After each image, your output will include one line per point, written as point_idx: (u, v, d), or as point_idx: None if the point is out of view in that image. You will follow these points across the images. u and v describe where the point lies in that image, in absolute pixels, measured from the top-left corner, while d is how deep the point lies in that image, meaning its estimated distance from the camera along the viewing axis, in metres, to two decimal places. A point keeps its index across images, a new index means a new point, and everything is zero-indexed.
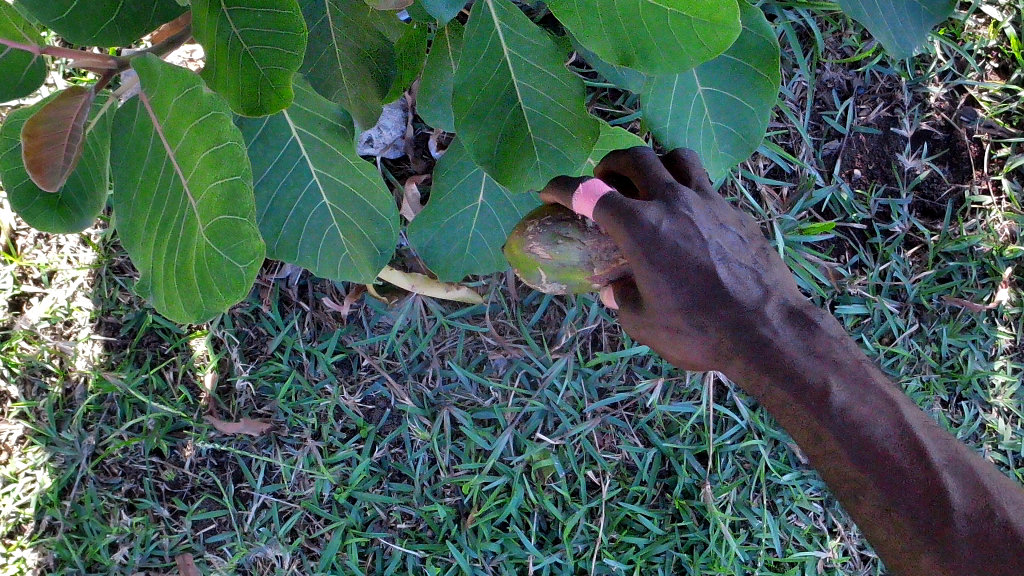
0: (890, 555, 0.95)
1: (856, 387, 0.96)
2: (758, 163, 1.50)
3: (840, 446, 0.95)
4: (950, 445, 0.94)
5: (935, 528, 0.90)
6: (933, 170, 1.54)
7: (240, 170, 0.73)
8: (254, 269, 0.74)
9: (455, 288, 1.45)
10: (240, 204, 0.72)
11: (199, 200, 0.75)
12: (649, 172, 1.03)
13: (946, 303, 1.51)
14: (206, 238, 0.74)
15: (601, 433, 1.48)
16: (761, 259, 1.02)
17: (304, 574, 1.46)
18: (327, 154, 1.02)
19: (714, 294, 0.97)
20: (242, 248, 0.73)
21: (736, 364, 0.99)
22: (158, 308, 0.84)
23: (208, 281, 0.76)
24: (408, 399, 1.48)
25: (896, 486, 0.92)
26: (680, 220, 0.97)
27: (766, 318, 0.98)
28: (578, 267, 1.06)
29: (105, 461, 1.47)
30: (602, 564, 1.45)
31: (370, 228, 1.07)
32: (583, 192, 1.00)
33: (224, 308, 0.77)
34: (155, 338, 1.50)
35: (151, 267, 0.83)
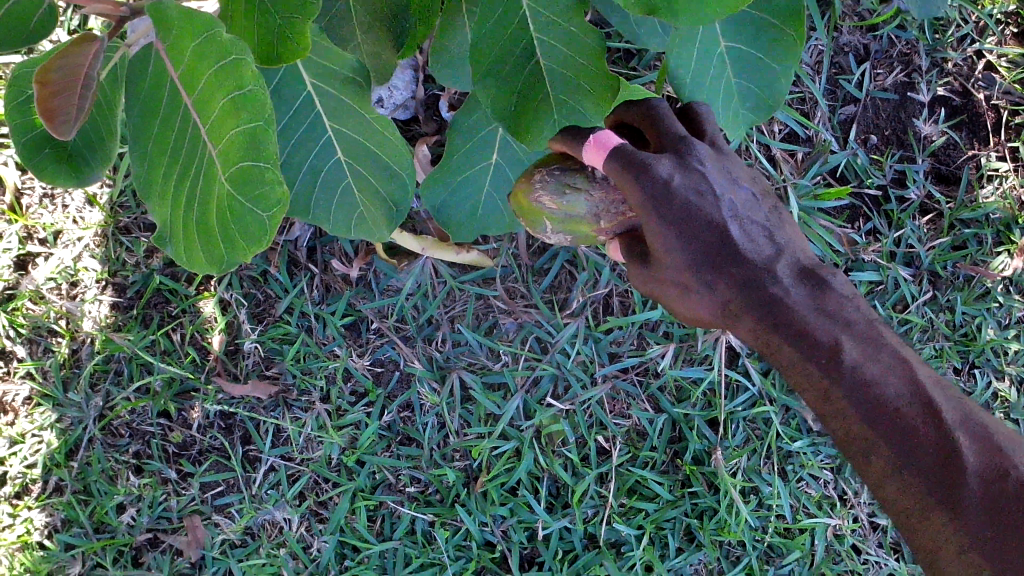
0: (899, 516, 0.94)
1: (867, 345, 0.96)
2: (774, 127, 1.48)
3: (849, 405, 0.94)
4: (961, 403, 0.94)
5: (946, 487, 0.89)
6: (950, 136, 1.53)
7: (263, 117, 0.73)
8: (276, 217, 0.75)
9: (465, 251, 1.44)
10: (263, 152, 0.73)
11: (219, 148, 0.75)
12: (663, 124, 1.02)
13: (961, 270, 1.50)
14: (229, 187, 0.75)
15: (611, 398, 1.47)
16: (772, 217, 1.02)
17: (313, 537, 1.45)
18: (341, 109, 1.01)
19: (724, 250, 0.96)
20: (265, 195, 0.74)
21: (746, 322, 0.98)
22: (178, 259, 0.85)
23: (230, 230, 0.77)
24: (417, 363, 1.47)
25: (906, 444, 0.92)
26: (692, 175, 0.96)
27: (777, 276, 0.97)
28: (586, 219, 1.08)
29: (113, 422, 1.46)
30: (612, 529, 1.44)
31: (385, 185, 1.06)
32: (595, 144, 1.00)
33: (245, 257, 0.78)
34: (162, 299, 1.48)
35: (170, 218, 0.83)
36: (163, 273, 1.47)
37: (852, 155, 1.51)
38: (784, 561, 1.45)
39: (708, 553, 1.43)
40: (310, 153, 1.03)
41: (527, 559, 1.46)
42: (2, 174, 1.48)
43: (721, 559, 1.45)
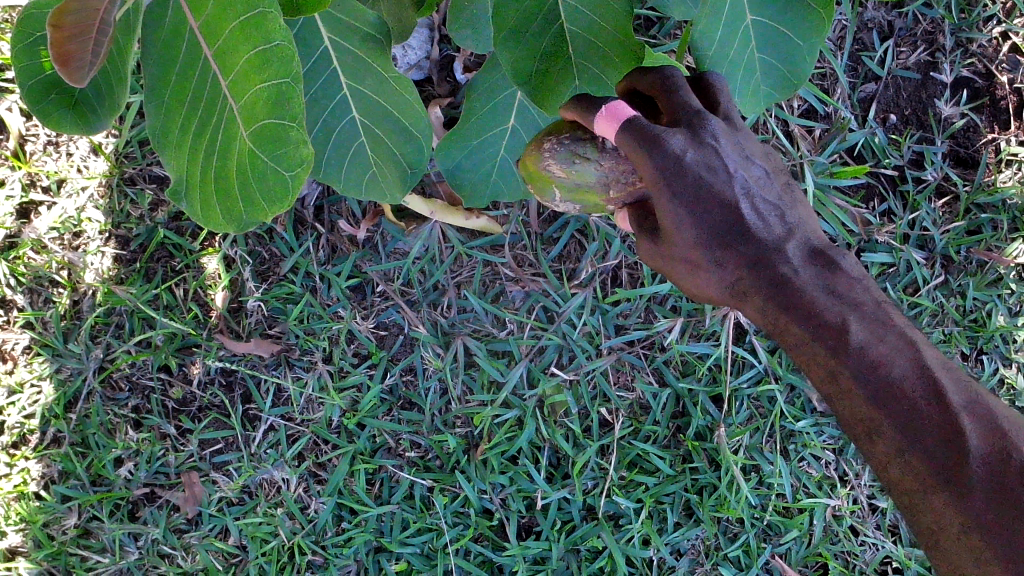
0: (902, 499, 0.91)
1: (875, 326, 0.92)
2: (793, 102, 1.46)
3: (855, 384, 0.91)
4: (970, 387, 0.90)
5: (949, 469, 0.86)
6: (971, 118, 1.50)
7: (289, 74, 0.70)
8: (299, 176, 0.74)
9: (475, 217, 1.42)
10: (288, 110, 0.71)
11: (241, 103, 0.73)
12: (677, 97, 0.97)
13: (974, 256, 1.48)
14: (250, 143, 0.74)
15: (616, 370, 1.46)
16: (785, 196, 0.99)
17: (310, 498, 1.45)
18: (359, 67, 0.98)
19: (734, 228, 0.94)
20: (288, 155, 0.73)
21: (753, 301, 0.97)
22: (192, 215, 0.83)
23: (250, 187, 0.76)
24: (422, 327, 1.45)
25: (911, 425, 0.88)
26: (706, 150, 0.93)
27: (786, 256, 0.95)
28: (594, 187, 1.03)
29: (113, 375, 1.45)
30: (611, 501, 1.44)
31: (399, 145, 1.03)
32: (606, 114, 0.94)
33: (263, 219, 0.78)
34: (166, 253, 1.47)
35: (185, 171, 0.82)
36: (168, 227, 1.46)
37: (870, 134, 1.49)
38: (782, 540, 1.44)
39: (707, 529, 1.43)
40: (326, 110, 1.01)
41: (524, 527, 1.46)
42: (7, 120, 1.46)
43: (719, 535, 1.44)
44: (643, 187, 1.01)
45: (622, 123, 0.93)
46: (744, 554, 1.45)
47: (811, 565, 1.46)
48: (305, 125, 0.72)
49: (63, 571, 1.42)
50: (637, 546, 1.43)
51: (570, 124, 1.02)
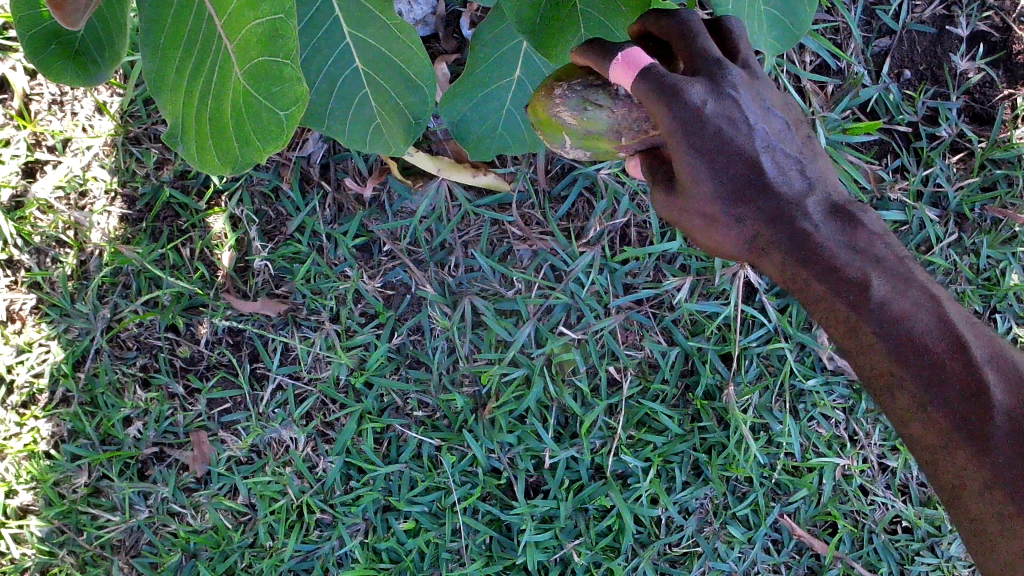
0: (922, 453, 0.90)
1: (897, 281, 0.91)
2: (805, 57, 1.44)
3: (875, 339, 0.90)
4: (993, 341, 0.89)
5: (972, 424, 0.85)
6: (986, 73, 1.46)
7: (283, 9, 0.71)
8: (294, 114, 0.75)
9: (482, 173, 1.41)
10: (282, 47, 0.72)
11: (236, 42, 0.73)
12: (695, 42, 0.93)
13: (989, 213, 1.45)
14: (244, 82, 0.75)
15: (624, 330, 1.45)
16: (806, 149, 0.96)
17: (318, 457, 1.45)
18: (361, 15, 0.97)
19: (754, 182, 0.91)
20: (283, 93, 0.74)
21: (772, 257, 0.94)
22: (186, 158, 0.84)
23: (245, 126, 0.77)
24: (429, 286, 1.44)
25: (934, 380, 0.88)
26: (724, 100, 0.90)
27: (807, 211, 0.92)
28: (605, 134, 1.01)
29: (120, 334, 1.45)
30: (619, 460, 1.43)
31: (404, 96, 1.02)
32: (623, 63, 0.92)
33: (258, 158, 0.79)
34: (172, 213, 1.46)
35: (179, 116, 0.81)
36: (174, 185, 1.45)
37: (884, 90, 1.47)
38: (791, 499, 1.44)
39: (715, 488, 1.43)
40: (328, 61, 0.99)
41: (532, 486, 1.46)
42: (11, 79, 1.45)
43: (728, 494, 1.44)
44: (656, 135, 0.99)
45: (638, 72, 0.91)
46: (753, 513, 1.44)
47: (820, 525, 1.45)
48: (299, 62, 0.73)
49: (74, 529, 1.44)
50: (644, 505, 1.43)
51: (581, 70, 1.01)
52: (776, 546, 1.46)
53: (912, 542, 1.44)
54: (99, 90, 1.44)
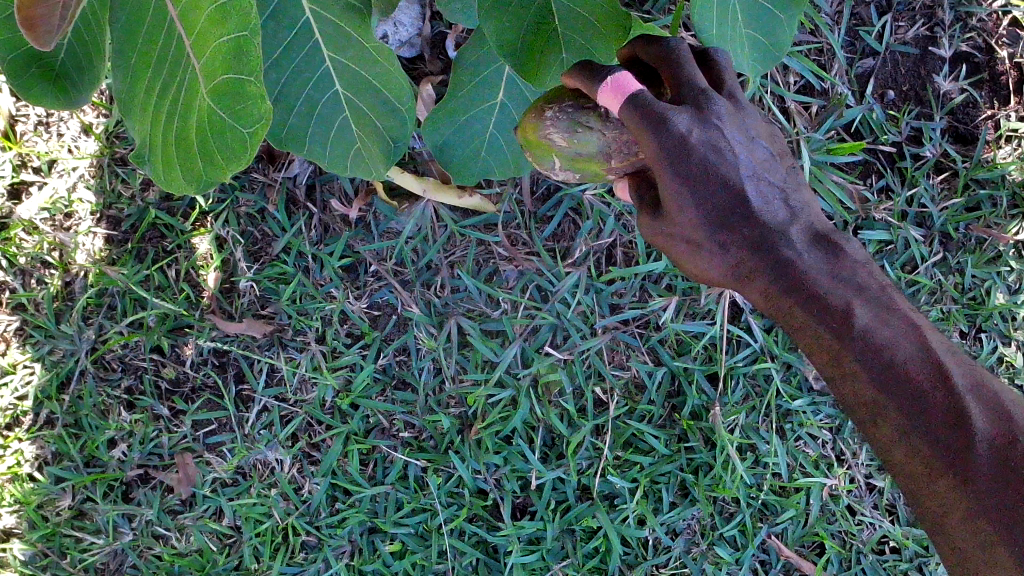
0: (905, 481, 0.90)
1: (880, 310, 0.91)
2: (790, 77, 1.44)
3: (859, 368, 0.90)
4: (974, 370, 0.90)
5: (954, 451, 0.85)
6: (970, 93, 1.47)
7: (247, 28, 0.69)
8: (258, 132, 0.74)
9: (467, 194, 1.42)
10: (244, 65, 0.70)
11: (201, 60, 0.73)
12: (682, 69, 0.94)
13: (973, 233, 1.46)
14: (208, 100, 0.73)
15: (611, 350, 1.45)
16: (789, 177, 0.96)
17: (304, 479, 1.44)
18: (341, 37, 0.97)
19: (738, 211, 0.91)
20: (246, 110, 0.72)
21: (755, 284, 0.94)
22: (155, 176, 0.84)
23: (209, 144, 0.75)
24: (415, 307, 1.44)
25: (917, 409, 0.87)
26: (710, 130, 0.90)
27: (790, 239, 0.92)
28: (595, 157, 1.01)
29: (105, 356, 1.44)
30: (606, 481, 1.43)
31: (384, 119, 1.02)
32: (612, 87, 0.92)
33: (224, 176, 0.77)
34: (157, 234, 1.46)
35: (149, 133, 0.82)
36: (159, 206, 1.45)
37: (868, 109, 1.47)
38: (778, 519, 1.43)
39: (702, 509, 1.42)
40: (309, 84, 0.99)
41: (519, 508, 1.45)
42: None
43: (716, 515, 1.43)
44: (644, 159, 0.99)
45: (625, 97, 0.91)
46: (740, 534, 1.44)
47: (807, 545, 1.45)
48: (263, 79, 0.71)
49: (58, 552, 1.43)
50: (631, 526, 1.42)
51: (572, 93, 1.01)
52: (764, 567, 1.45)
53: (899, 562, 1.44)
54: (85, 111, 1.44)
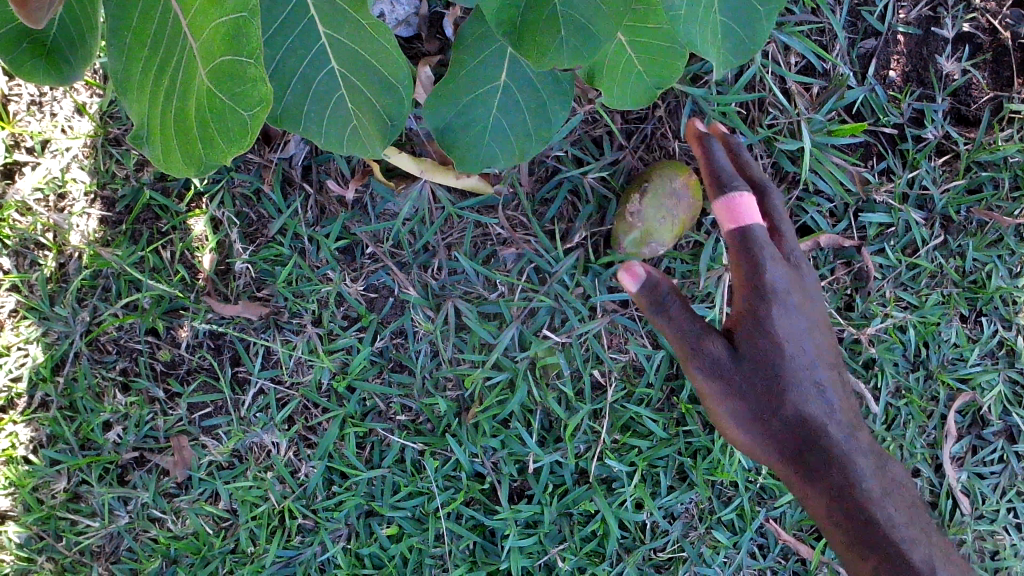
0: (846, 556, 1.20)
1: (881, 469, 1.22)
2: (790, 58, 1.43)
3: (830, 514, 1.19)
4: (928, 527, 1.23)
5: (894, 550, 1.16)
6: (972, 75, 1.46)
7: (246, 7, 0.66)
8: (259, 116, 0.71)
9: (465, 176, 1.38)
10: (245, 45, 0.67)
11: (200, 40, 0.70)
12: (753, 235, 1.21)
13: (975, 216, 1.45)
14: (207, 81, 0.71)
15: (609, 333, 1.44)
16: (824, 350, 1.24)
17: (300, 462, 1.43)
18: (335, 16, 0.94)
19: (772, 394, 1.19)
20: (244, 93, 0.69)
21: (745, 414, 1.20)
22: (153, 159, 0.81)
23: (209, 127, 0.73)
24: (412, 289, 1.43)
25: (892, 551, 1.16)
26: (782, 310, 1.20)
27: (818, 424, 1.20)
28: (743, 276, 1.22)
29: (100, 338, 1.43)
30: (603, 464, 1.42)
31: (380, 96, 1.00)
32: (725, 208, 1.23)
33: (224, 161, 0.75)
34: (152, 215, 1.45)
35: (147, 116, 0.80)
36: (154, 187, 1.43)
37: (869, 91, 1.45)
38: (776, 503, 1.43)
39: (700, 493, 1.41)
40: (303, 62, 0.97)
41: (516, 491, 1.45)
42: None
43: (714, 499, 1.43)
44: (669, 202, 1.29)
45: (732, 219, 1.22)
46: (738, 518, 1.43)
47: (805, 529, 1.44)
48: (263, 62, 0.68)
49: (53, 534, 1.42)
50: (629, 510, 1.41)
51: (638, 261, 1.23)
52: (762, 551, 1.45)
53: None
54: (79, 90, 1.42)
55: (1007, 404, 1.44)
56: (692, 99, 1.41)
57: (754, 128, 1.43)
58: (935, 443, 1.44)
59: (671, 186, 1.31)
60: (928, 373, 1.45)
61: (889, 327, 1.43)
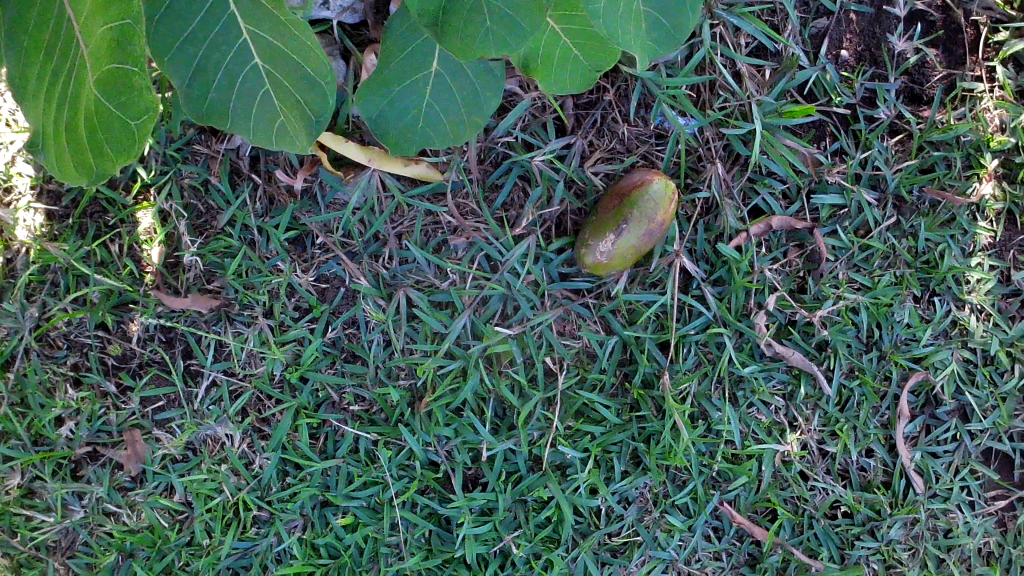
0: None
1: None
2: (740, 39, 1.41)
3: None
4: None
5: None
6: (924, 53, 1.44)
7: (128, 17, 0.79)
8: (142, 126, 0.86)
9: (413, 163, 1.37)
10: (128, 59, 0.81)
11: (88, 51, 0.83)
12: None
13: (927, 195, 1.44)
14: (95, 92, 0.84)
15: (561, 320, 1.44)
16: None
17: (255, 453, 1.43)
18: (257, 9, 0.96)
19: None
20: (132, 104, 0.84)
21: None
22: (47, 163, 0.96)
23: (97, 136, 0.88)
24: (363, 279, 1.42)
25: None
26: None
27: None
28: (643, 238, 1.32)
29: (49, 333, 1.42)
30: (557, 451, 1.42)
31: (305, 93, 1.00)
32: None
33: (112, 168, 0.91)
34: (99, 208, 1.42)
35: (42, 118, 0.93)
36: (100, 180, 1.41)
37: (821, 71, 1.43)
38: (730, 486, 1.43)
39: (654, 478, 1.42)
40: (227, 56, 0.98)
41: (471, 479, 1.45)
42: None
43: (668, 483, 1.43)
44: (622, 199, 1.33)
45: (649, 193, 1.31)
46: (692, 501, 1.44)
47: (760, 511, 1.45)
48: (146, 74, 0.82)
49: (8, 530, 1.40)
50: (583, 496, 1.42)
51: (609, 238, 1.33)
52: (717, 533, 1.46)
53: (851, 526, 1.45)
54: None
55: (960, 382, 1.45)
56: (641, 82, 1.40)
57: (705, 111, 1.42)
58: (889, 422, 1.45)
59: (653, 203, 1.30)
60: (880, 354, 1.45)
61: (841, 309, 1.43)
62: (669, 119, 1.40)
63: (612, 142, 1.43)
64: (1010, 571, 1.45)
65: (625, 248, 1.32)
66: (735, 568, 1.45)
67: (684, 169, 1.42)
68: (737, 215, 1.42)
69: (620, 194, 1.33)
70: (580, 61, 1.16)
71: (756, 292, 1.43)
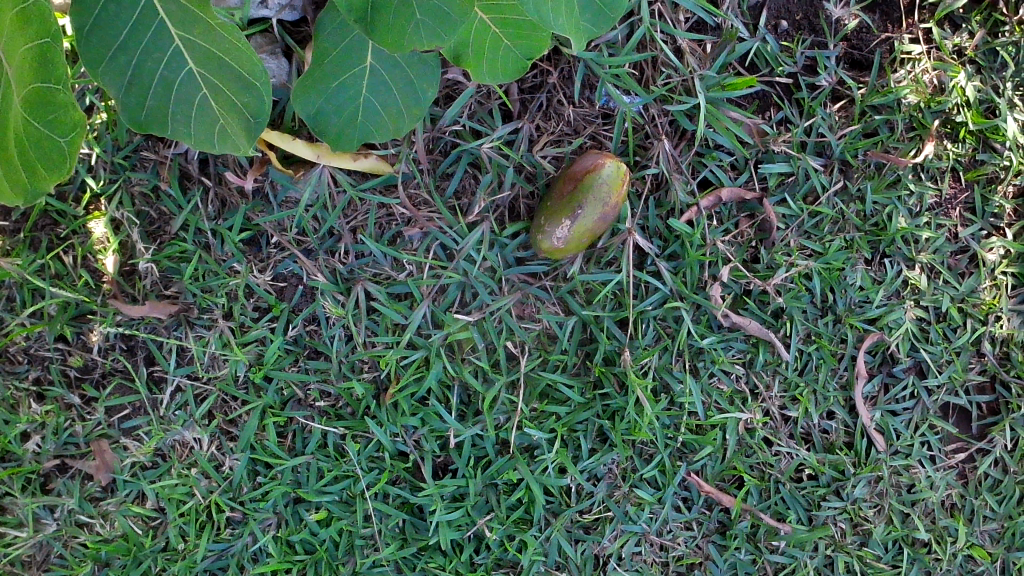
0: None
1: None
2: (679, 15, 1.42)
3: None
4: None
5: None
6: (862, 19, 1.46)
7: (49, 35, 0.96)
8: (72, 140, 1.00)
9: (363, 156, 1.38)
10: (52, 71, 0.96)
11: (14, 74, 0.97)
12: None
13: (872, 158, 1.46)
14: (24, 109, 0.98)
15: (521, 304, 1.45)
16: None
17: (224, 455, 1.43)
18: (188, 19, 1.06)
19: None
20: (59, 117, 0.98)
21: None
22: None
23: (28, 151, 1.00)
24: (320, 276, 1.42)
25: None
26: None
27: None
28: (598, 219, 1.33)
29: (9, 348, 1.41)
30: (523, 433, 1.43)
31: (239, 94, 1.09)
32: None
33: (47, 184, 1.03)
34: (50, 221, 1.41)
35: None
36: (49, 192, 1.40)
37: (762, 42, 1.45)
38: (697, 457, 1.46)
39: (621, 453, 1.44)
40: (161, 64, 1.06)
41: (440, 467, 1.46)
42: None
43: (635, 458, 1.45)
44: (574, 182, 1.33)
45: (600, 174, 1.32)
46: (660, 474, 1.46)
47: (727, 479, 1.48)
48: (67, 85, 0.97)
49: None
50: (552, 476, 1.43)
51: (564, 223, 1.33)
52: (686, 504, 1.48)
53: (817, 488, 1.47)
54: None
55: (915, 340, 1.48)
56: (584, 63, 1.41)
57: (649, 88, 1.44)
58: (848, 384, 1.48)
59: (605, 186, 1.31)
60: (836, 318, 1.48)
61: (794, 276, 1.45)
62: (614, 98, 1.41)
63: (558, 124, 1.44)
64: (972, 521, 1.49)
65: (581, 231, 1.33)
66: (706, 536, 1.48)
67: (632, 147, 1.43)
68: (686, 190, 1.44)
69: (573, 178, 1.33)
70: (513, 48, 1.18)
71: (710, 264, 1.45)
